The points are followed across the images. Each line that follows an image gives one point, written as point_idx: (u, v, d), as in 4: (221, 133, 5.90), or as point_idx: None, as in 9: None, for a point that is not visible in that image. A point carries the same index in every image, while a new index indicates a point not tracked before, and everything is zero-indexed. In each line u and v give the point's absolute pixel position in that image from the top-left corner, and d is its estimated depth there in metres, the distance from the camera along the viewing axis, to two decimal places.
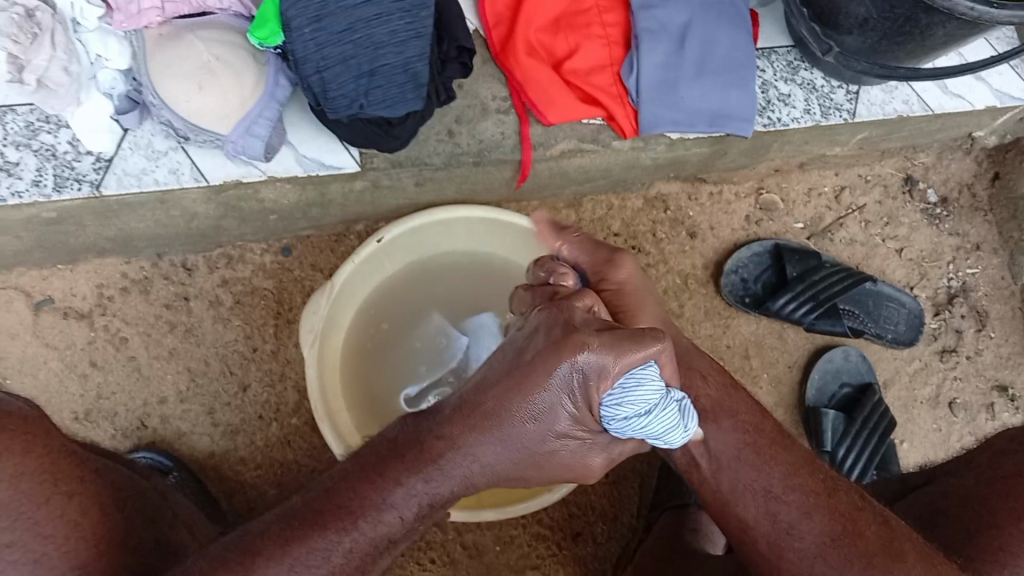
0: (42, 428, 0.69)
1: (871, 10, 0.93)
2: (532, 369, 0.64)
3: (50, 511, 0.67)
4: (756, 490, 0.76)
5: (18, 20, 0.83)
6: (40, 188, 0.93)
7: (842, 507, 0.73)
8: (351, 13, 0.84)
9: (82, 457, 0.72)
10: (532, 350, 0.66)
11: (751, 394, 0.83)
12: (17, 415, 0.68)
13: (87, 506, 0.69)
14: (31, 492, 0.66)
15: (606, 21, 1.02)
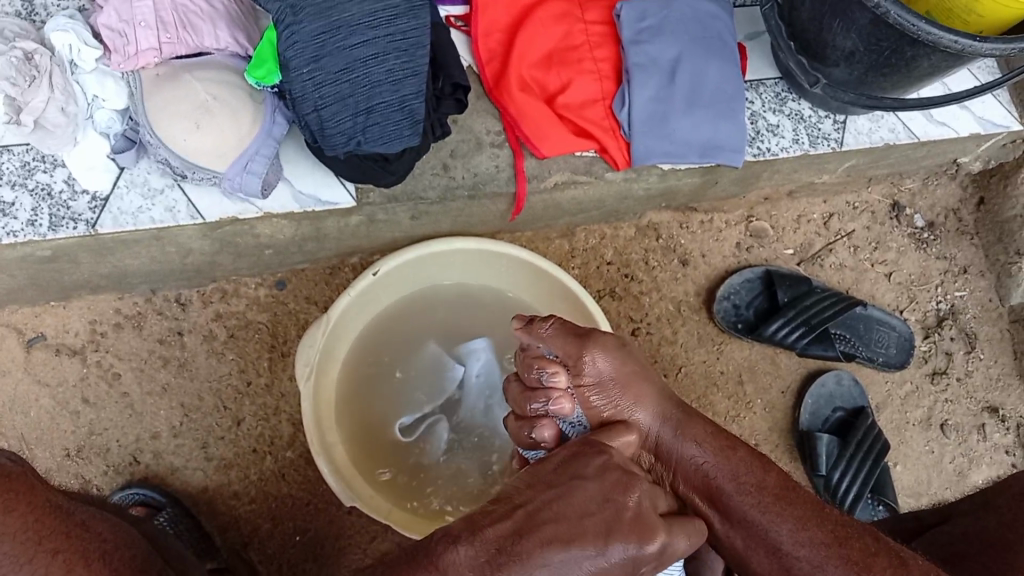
0: (25, 484, 0.67)
1: (857, 44, 0.95)
2: (604, 541, 0.65)
3: (34, 569, 0.64)
4: (767, 548, 0.78)
5: (17, 63, 0.87)
6: (35, 227, 0.93)
7: (854, 558, 0.74)
8: (348, 53, 0.85)
9: (68, 510, 0.69)
10: (596, 501, 0.69)
11: (749, 448, 0.83)
12: (1, 474, 0.66)
13: (74, 564, 0.65)
14: (13, 553, 0.63)
15: (597, 57, 1.04)
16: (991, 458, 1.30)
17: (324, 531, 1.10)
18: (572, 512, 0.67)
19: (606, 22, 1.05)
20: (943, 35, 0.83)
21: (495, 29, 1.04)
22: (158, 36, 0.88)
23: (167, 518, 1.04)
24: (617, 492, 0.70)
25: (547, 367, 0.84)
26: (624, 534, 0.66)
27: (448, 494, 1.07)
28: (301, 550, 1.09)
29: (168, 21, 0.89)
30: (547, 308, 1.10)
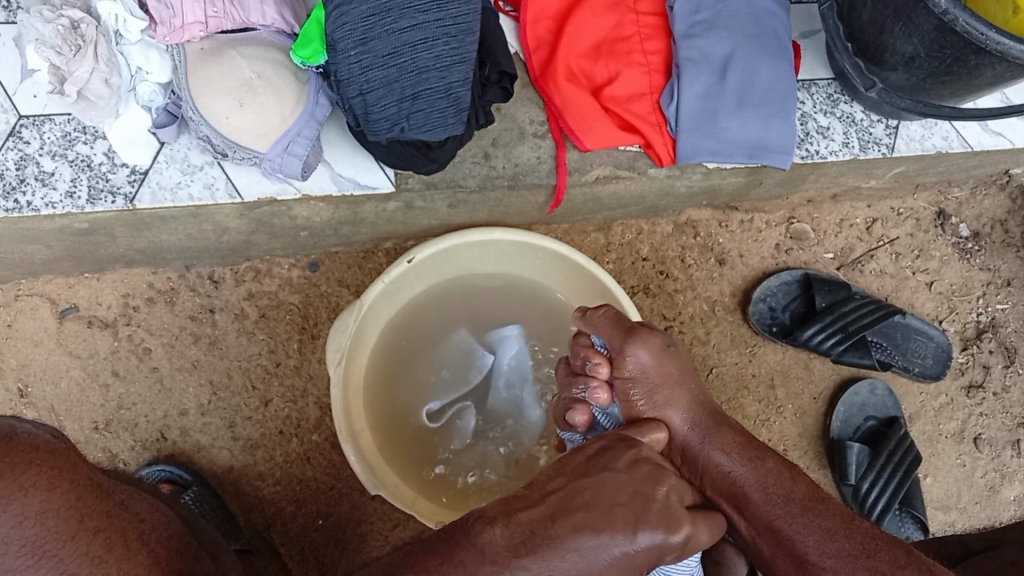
0: (69, 463, 0.67)
1: (918, 48, 0.92)
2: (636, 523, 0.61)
3: (75, 549, 0.62)
4: (792, 558, 0.74)
5: (62, 31, 0.85)
6: (74, 199, 0.92)
7: (882, 566, 0.70)
8: (397, 37, 0.83)
9: (107, 490, 0.69)
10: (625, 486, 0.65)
11: (779, 457, 0.81)
12: (45, 450, 0.65)
13: (113, 542, 0.64)
14: (56, 529, 0.62)
15: (647, 49, 1.02)
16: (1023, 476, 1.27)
17: (347, 516, 1.10)
18: (604, 496, 0.63)
19: (658, 14, 1.03)
20: (1013, 45, 0.81)
21: (546, 16, 1.02)
22: (206, 10, 0.87)
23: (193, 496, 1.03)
24: (647, 485, 0.67)
25: (593, 356, 0.87)
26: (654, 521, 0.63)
27: (472, 485, 1.06)
28: (323, 534, 1.09)
29: None
30: (584, 303, 1.08)
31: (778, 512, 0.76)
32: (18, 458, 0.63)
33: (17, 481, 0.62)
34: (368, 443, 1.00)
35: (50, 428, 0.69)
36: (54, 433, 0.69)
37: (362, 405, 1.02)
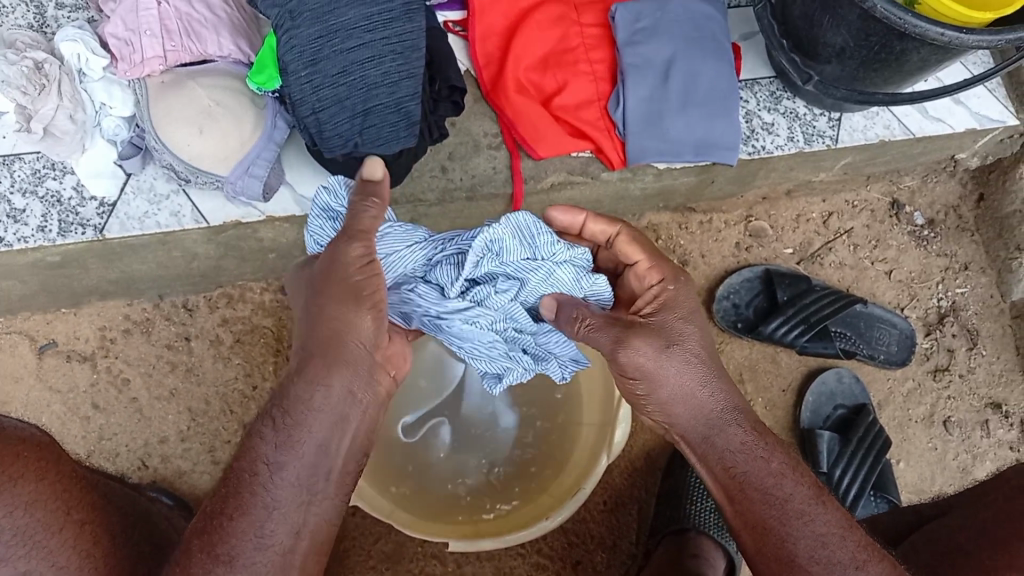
0: (54, 454, 0.70)
1: (847, 40, 0.96)
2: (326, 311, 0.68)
3: (63, 539, 0.67)
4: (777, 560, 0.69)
5: (26, 72, 0.89)
6: (45, 233, 0.96)
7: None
8: (346, 56, 0.88)
9: (88, 482, 0.74)
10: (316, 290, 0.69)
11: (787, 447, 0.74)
12: (33, 442, 0.68)
13: (98, 535, 0.71)
14: (44, 521, 0.66)
15: (592, 58, 1.05)
16: (995, 455, 1.29)
17: None
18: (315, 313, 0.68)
19: (601, 25, 1.07)
20: (929, 27, 0.84)
21: (493, 33, 1.05)
22: (163, 44, 0.91)
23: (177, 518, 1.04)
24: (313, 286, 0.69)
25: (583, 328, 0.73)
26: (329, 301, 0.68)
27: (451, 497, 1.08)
28: None
29: (172, 29, 0.91)
30: None
31: (771, 513, 0.70)
32: (10, 452, 0.65)
33: (9, 473, 0.65)
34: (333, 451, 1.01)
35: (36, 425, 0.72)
36: (40, 428, 0.72)
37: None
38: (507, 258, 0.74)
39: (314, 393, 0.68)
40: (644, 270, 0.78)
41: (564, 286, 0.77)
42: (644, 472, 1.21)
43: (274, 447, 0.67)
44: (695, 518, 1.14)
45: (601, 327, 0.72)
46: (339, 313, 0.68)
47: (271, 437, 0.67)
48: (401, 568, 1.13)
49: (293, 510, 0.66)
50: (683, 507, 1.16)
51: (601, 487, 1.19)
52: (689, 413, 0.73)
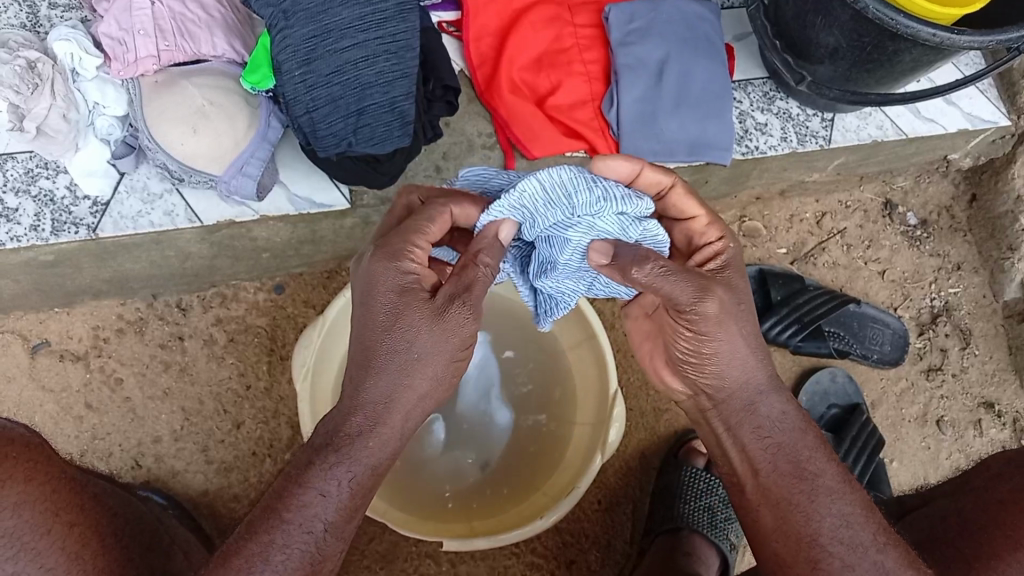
0: (44, 454, 0.72)
1: (839, 40, 0.96)
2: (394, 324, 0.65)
3: (52, 541, 0.68)
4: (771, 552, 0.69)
5: (19, 72, 0.89)
6: (38, 232, 0.96)
7: None
8: (340, 56, 0.88)
9: (80, 483, 0.75)
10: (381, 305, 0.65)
11: None
12: (21, 442, 0.70)
13: (87, 537, 0.71)
14: (33, 521, 0.67)
15: (586, 59, 1.06)
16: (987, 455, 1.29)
17: None
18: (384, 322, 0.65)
19: (595, 25, 1.07)
20: (921, 28, 0.84)
21: (487, 33, 1.06)
22: (157, 43, 0.91)
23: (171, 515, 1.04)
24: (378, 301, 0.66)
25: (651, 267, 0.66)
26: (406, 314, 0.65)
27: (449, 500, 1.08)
28: None
29: (167, 29, 0.91)
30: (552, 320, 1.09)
31: None
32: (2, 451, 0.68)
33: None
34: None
35: (26, 428, 0.74)
36: (32, 431, 0.74)
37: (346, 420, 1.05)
38: (542, 215, 0.71)
39: (380, 433, 0.65)
40: (701, 227, 0.74)
41: (610, 233, 0.72)
42: (639, 471, 1.21)
43: (326, 477, 0.63)
44: (688, 516, 1.15)
45: (675, 271, 0.66)
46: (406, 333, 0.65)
47: (321, 463, 0.64)
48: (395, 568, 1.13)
49: (329, 544, 0.63)
50: (676, 505, 1.16)
51: (595, 486, 1.19)
52: (738, 375, 0.69)
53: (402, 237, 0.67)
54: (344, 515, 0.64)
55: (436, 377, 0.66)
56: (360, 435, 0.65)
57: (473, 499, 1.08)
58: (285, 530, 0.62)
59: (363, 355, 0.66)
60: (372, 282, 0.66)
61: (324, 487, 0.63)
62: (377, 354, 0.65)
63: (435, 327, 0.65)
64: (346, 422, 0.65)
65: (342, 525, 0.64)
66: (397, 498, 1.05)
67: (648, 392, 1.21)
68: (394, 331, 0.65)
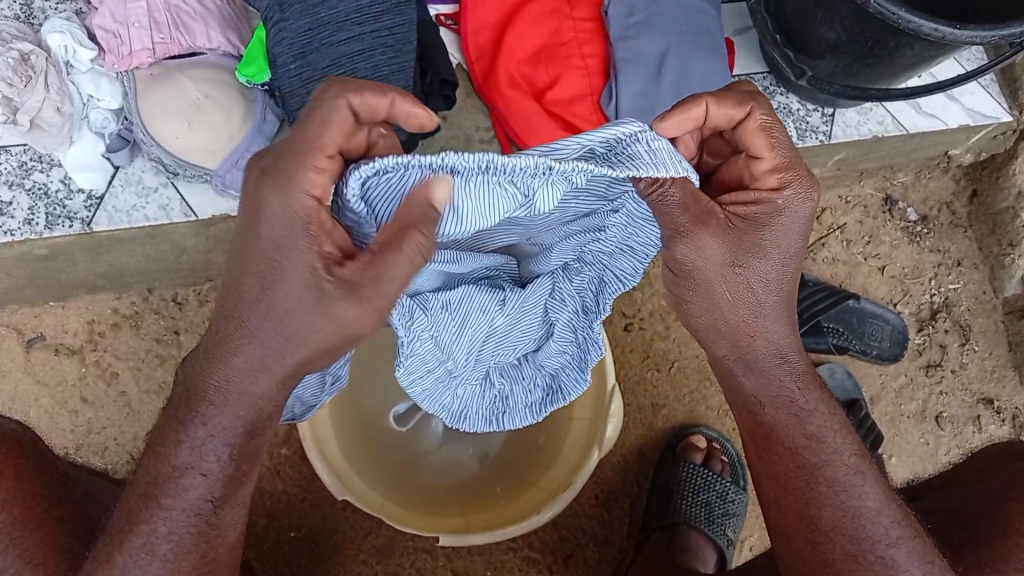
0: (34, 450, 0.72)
1: (841, 34, 0.95)
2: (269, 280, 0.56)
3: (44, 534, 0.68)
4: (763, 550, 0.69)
5: (13, 64, 0.88)
6: (32, 226, 0.96)
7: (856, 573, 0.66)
8: (336, 49, 0.87)
9: (78, 478, 0.75)
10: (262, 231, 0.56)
11: None
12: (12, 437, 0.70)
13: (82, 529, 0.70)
14: (25, 516, 0.67)
15: (585, 53, 1.04)
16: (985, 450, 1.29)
17: (320, 527, 1.13)
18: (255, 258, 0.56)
19: (594, 19, 1.05)
20: (923, 22, 0.83)
21: (485, 26, 1.05)
22: (152, 36, 0.90)
23: None
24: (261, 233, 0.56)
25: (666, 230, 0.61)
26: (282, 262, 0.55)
27: (441, 492, 1.08)
28: (298, 546, 1.12)
29: (161, 21, 0.90)
30: None
31: None
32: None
33: None
34: (328, 466, 1.00)
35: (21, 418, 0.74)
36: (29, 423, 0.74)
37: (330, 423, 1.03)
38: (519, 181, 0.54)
39: (248, 396, 0.60)
40: (761, 171, 0.62)
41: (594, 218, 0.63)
42: (638, 467, 1.21)
43: (200, 457, 0.62)
44: (685, 513, 1.16)
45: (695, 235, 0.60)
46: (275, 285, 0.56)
47: (191, 442, 0.62)
48: (391, 563, 1.13)
49: (222, 516, 0.65)
50: (673, 501, 1.17)
51: (592, 481, 1.19)
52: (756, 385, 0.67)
53: (295, 166, 0.55)
54: (228, 493, 0.64)
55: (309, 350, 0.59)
56: (229, 409, 0.61)
57: (464, 492, 1.08)
58: (165, 518, 0.64)
59: (236, 304, 0.58)
60: (258, 216, 0.56)
61: (205, 466, 0.63)
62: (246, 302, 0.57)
63: (304, 296, 0.55)
64: (215, 389, 0.61)
65: (236, 497, 0.65)
66: (393, 489, 1.05)
67: (646, 387, 1.21)
68: (259, 286, 0.56)
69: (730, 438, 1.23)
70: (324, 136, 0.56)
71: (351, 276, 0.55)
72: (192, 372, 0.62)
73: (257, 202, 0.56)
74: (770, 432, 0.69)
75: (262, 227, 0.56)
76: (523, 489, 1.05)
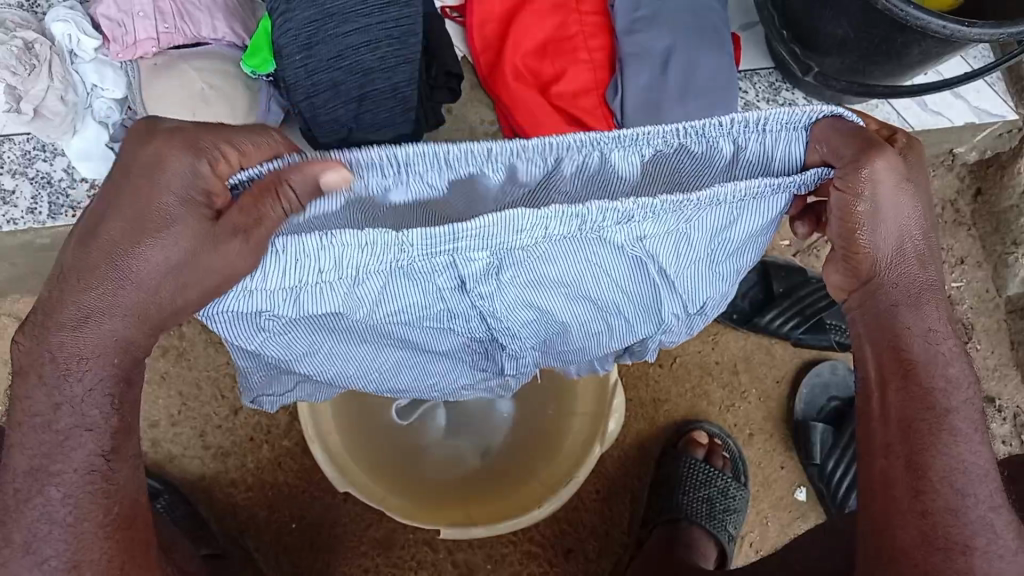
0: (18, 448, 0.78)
1: (848, 31, 0.95)
2: (140, 225, 0.55)
3: None
4: None
5: (17, 53, 0.87)
6: (35, 215, 0.97)
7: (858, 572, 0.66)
8: (341, 41, 0.86)
9: None
10: (148, 185, 0.55)
11: None
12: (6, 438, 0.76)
13: None
14: None
15: (591, 46, 1.04)
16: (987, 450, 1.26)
17: (321, 518, 1.13)
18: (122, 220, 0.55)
19: (600, 13, 1.05)
20: (932, 20, 0.82)
21: (491, 18, 1.05)
22: (157, 25, 0.91)
23: (164, 504, 1.08)
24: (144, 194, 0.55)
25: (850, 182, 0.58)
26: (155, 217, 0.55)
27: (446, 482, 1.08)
28: (298, 537, 1.12)
29: (167, 11, 0.91)
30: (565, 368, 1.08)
31: None
32: None
33: None
34: (330, 459, 0.99)
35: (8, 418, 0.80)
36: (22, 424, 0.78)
37: (336, 435, 1.03)
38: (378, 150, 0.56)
39: (109, 329, 0.57)
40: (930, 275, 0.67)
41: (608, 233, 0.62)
42: (638, 461, 1.21)
43: (80, 415, 0.59)
44: (686, 508, 1.16)
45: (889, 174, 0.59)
46: (130, 232, 0.55)
47: (70, 403, 0.59)
48: (392, 555, 1.13)
49: (116, 471, 0.61)
50: (674, 496, 1.17)
51: (594, 476, 1.19)
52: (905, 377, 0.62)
53: (216, 138, 0.56)
54: (117, 446, 0.61)
55: (168, 295, 0.57)
56: (87, 365, 0.58)
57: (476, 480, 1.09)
58: (53, 487, 0.60)
59: (102, 235, 0.55)
60: (161, 166, 0.55)
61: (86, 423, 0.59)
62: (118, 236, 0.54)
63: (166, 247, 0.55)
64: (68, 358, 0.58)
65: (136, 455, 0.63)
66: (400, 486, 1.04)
67: (648, 382, 1.21)
68: (130, 226, 0.55)
69: (731, 435, 1.22)
70: (238, 137, 0.56)
71: (237, 248, 0.55)
72: (33, 330, 0.58)
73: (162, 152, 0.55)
74: (912, 368, 0.62)
75: (170, 174, 0.55)
76: (517, 498, 1.04)
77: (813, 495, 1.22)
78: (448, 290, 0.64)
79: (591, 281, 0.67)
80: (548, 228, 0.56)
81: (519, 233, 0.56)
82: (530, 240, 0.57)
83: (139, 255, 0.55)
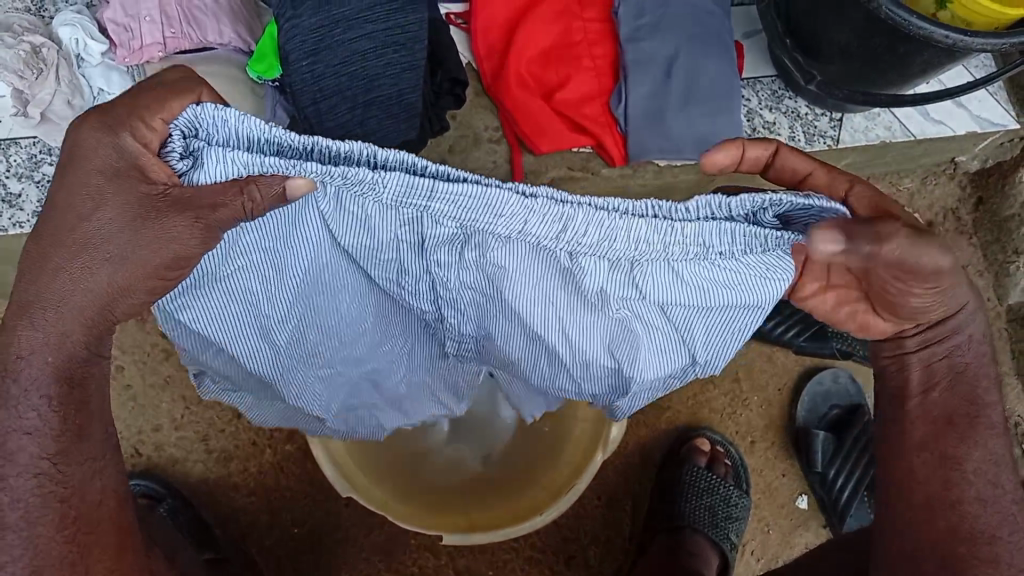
0: None
1: (851, 39, 0.95)
2: (80, 210, 0.53)
3: None
4: None
5: (24, 56, 0.88)
6: (41, 219, 0.98)
7: None
8: (347, 48, 0.87)
9: None
10: (86, 174, 0.53)
11: None
12: None
13: None
14: None
15: (595, 54, 1.05)
16: None
17: (323, 524, 1.13)
18: (71, 208, 0.53)
19: (604, 20, 1.05)
20: (934, 29, 0.83)
21: (494, 26, 1.05)
22: (164, 30, 0.91)
23: (169, 507, 1.08)
24: (82, 181, 0.53)
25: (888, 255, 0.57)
26: (87, 201, 0.53)
27: (425, 486, 1.07)
28: (300, 542, 1.12)
29: (173, 16, 0.92)
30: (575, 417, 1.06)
31: None
32: None
33: None
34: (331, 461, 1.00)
35: None
36: None
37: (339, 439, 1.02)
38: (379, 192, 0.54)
39: (64, 318, 0.55)
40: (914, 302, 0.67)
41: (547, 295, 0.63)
42: (639, 468, 1.21)
43: (19, 415, 0.57)
44: (689, 516, 1.15)
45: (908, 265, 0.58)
46: (80, 214, 0.53)
47: (5, 402, 0.57)
48: (393, 561, 1.13)
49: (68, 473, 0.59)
50: (677, 505, 1.16)
51: (596, 483, 1.19)
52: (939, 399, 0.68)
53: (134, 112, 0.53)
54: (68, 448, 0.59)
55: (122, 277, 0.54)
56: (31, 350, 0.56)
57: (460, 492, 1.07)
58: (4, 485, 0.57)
59: (59, 222, 0.54)
60: (86, 149, 0.53)
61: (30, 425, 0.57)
62: (69, 242, 0.53)
63: (122, 232, 0.53)
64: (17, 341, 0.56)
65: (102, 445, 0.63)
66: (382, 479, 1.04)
67: None
68: (82, 214, 0.53)
69: (732, 443, 1.22)
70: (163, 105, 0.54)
71: (183, 224, 0.53)
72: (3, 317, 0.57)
73: (80, 131, 0.54)
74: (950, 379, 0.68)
75: (96, 153, 0.53)
76: (484, 521, 1.02)
77: (815, 503, 1.23)
78: (407, 244, 0.61)
79: (562, 328, 0.66)
80: (527, 223, 0.56)
81: (498, 215, 0.55)
82: (505, 228, 0.56)
83: (93, 242, 0.53)
